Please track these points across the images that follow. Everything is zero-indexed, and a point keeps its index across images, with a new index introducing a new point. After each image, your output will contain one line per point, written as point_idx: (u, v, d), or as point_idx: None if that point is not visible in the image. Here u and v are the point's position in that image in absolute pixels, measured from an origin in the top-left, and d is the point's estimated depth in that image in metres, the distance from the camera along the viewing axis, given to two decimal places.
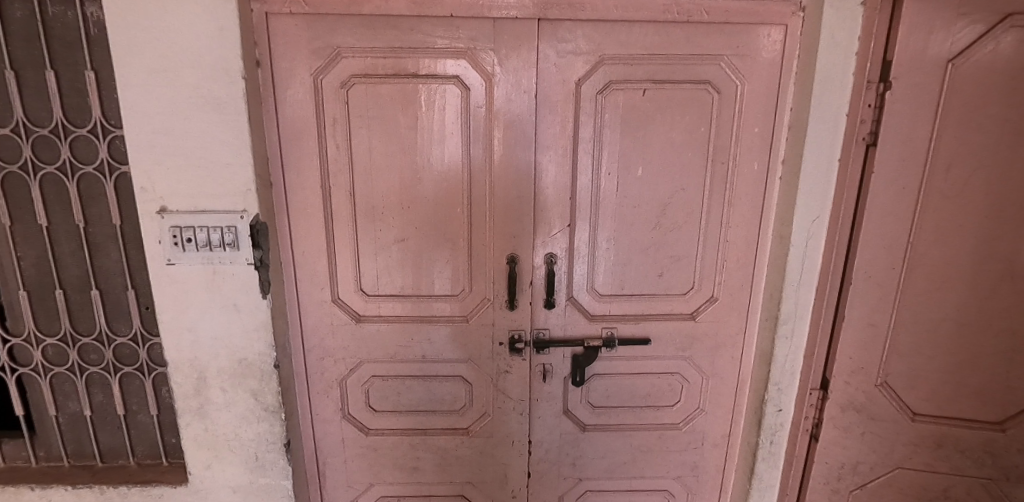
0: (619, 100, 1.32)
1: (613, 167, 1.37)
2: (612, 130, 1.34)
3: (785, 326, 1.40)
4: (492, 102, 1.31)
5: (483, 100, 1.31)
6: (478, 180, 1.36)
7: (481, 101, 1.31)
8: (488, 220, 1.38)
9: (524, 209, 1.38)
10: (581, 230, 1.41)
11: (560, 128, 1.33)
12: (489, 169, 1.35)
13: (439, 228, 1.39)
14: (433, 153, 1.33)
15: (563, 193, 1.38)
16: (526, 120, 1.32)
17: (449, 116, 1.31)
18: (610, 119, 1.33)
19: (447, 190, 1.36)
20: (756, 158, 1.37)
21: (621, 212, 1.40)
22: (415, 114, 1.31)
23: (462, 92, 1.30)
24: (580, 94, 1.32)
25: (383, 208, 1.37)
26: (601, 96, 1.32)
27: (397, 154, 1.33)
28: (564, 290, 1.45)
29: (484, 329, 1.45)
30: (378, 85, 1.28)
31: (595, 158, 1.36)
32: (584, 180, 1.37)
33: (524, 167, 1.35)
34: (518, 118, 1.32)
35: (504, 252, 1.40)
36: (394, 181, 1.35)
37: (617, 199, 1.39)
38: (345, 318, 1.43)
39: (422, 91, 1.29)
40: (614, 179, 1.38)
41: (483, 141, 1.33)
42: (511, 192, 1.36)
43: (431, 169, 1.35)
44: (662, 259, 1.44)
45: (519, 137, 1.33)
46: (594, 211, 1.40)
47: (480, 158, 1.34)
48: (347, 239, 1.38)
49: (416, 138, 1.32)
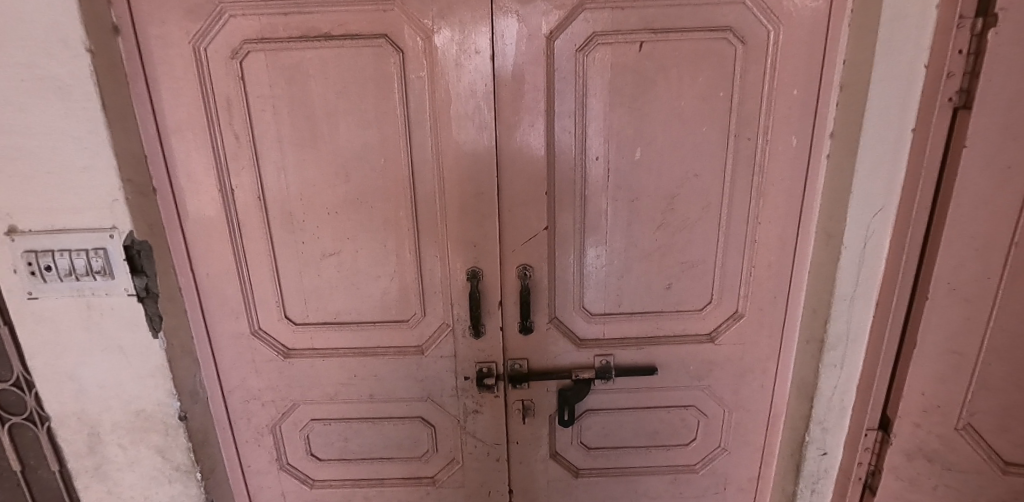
0: (607, 59, 0.98)
1: (602, 151, 1.03)
2: (599, 102, 1.00)
3: (834, 352, 1.08)
4: (436, 70, 0.97)
5: (422, 67, 0.97)
6: (423, 176, 1.03)
7: (420, 69, 0.97)
8: (440, 226, 1.06)
9: (485, 210, 1.05)
10: (564, 234, 1.08)
11: (528, 100, 0.99)
12: (438, 160, 1.02)
13: (378, 238, 1.07)
14: (362, 141, 1.01)
15: (537, 187, 1.04)
16: (484, 92, 0.98)
17: (378, 91, 0.98)
18: (597, 86, 0.99)
19: (384, 189, 1.04)
20: (795, 133, 1.02)
21: (615, 209, 1.07)
22: (333, 90, 0.98)
23: (392, 56, 0.96)
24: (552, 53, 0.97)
25: (304, 216, 1.05)
26: (583, 55, 0.97)
27: (314, 144, 1.01)
28: (543, 311, 1.13)
29: (445, 361, 1.15)
30: (281, 52, 0.96)
31: (577, 141, 1.02)
32: (564, 169, 1.04)
33: (483, 157, 1.02)
34: (471, 89, 0.98)
35: (463, 266, 1.08)
36: (315, 180, 1.03)
37: (609, 194, 1.06)
38: (271, 353, 1.14)
39: (339, 58, 0.96)
40: (603, 166, 1.04)
41: (427, 123, 1.00)
42: (467, 189, 1.03)
43: (362, 162, 1.02)
44: (670, 267, 1.11)
45: (474, 116, 1.00)
46: (579, 208, 1.06)
47: (425, 145, 1.01)
48: (262, 256, 1.08)
49: (337, 123, 1.00)
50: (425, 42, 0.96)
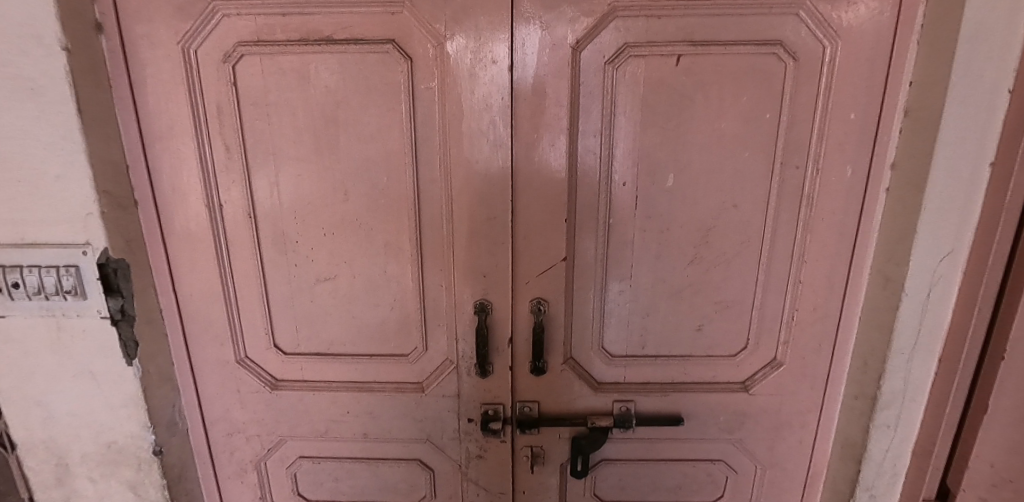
0: (639, 73, 0.87)
1: (630, 175, 0.92)
2: (628, 120, 0.89)
3: (887, 411, 0.96)
4: (447, 79, 0.87)
5: (433, 77, 0.87)
6: (429, 197, 0.93)
7: (430, 78, 0.87)
8: (447, 252, 0.95)
9: (497, 237, 0.94)
10: (583, 266, 0.97)
11: (549, 117, 0.89)
12: (447, 180, 0.92)
13: (377, 263, 0.97)
14: (363, 156, 0.91)
15: (555, 213, 0.93)
16: (500, 106, 0.88)
17: (384, 101, 0.88)
18: (627, 103, 0.88)
19: (386, 210, 0.94)
20: (849, 162, 0.91)
21: (642, 241, 0.95)
22: (334, 99, 0.89)
23: (399, 64, 0.86)
24: (578, 64, 0.87)
25: (297, 236, 0.96)
26: (613, 67, 0.86)
27: (311, 158, 0.92)
28: (557, 349, 1.01)
29: (447, 401, 1.03)
30: (278, 56, 0.87)
31: (602, 163, 0.91)
32: (586, 194, 0.93)
33: (496, 178, 0.91)
34: (485, 102, 0.88)
35: (471, 298, 0.97)
36: (310, 197, 0.94)
37: (636, 224, 0.95)
38: (257, 384, 1.04)
39: (341, 63, 0.87)
40: (631, 192, 0.93)
41: (435, 139, 0.90)
42: (476, 213, 0.93)
43: (362, 180, 0.92)
44: (702, 306, 1.00)
45: (488, 131, 0.89)
46: (602, 237, 0.95)
47: (432, 162, 0.91)
48: (251, 278, 0.98)
49: (335, 135, 0.90)
50: (435, 48, 0.86)
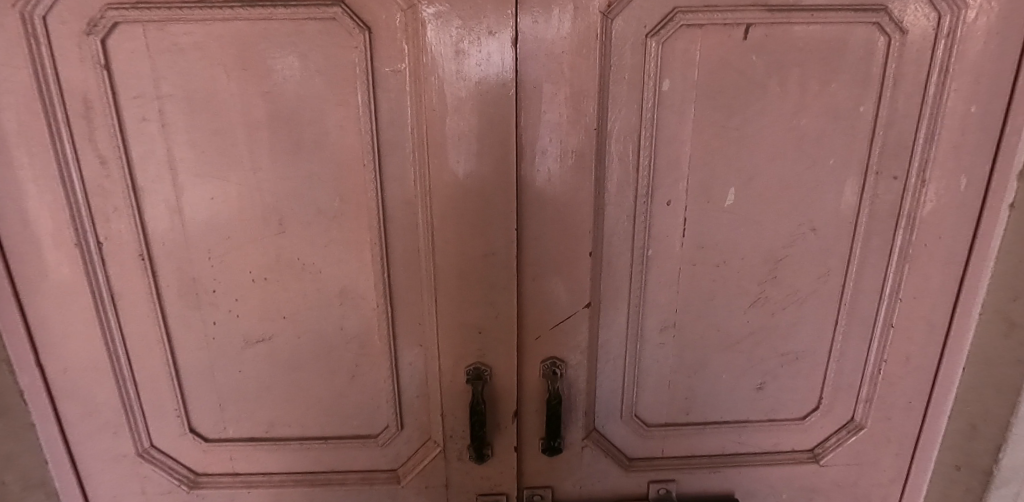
0: (694, 52, 0.62)
1: (678, 192, 0.67)
2: (676, 117, 0.64)
3: (1005, 488, 0.76)
4: (422, 58, 0.59)
5: (403, 57, 0.60)
6: (400, 227, 0.66)
7: (398, 56, 0.60)
8: (426, 303, 0.69)
9: (496, 280, 0.68)
10: (611, 313, 0.72)
11: (569, 112, 0.63)
12: (424, 203, 0.65)
13: (330, 318, 0.70)
14: (304, 171, 0.64)
15: (575, 245, 0.68)
16: (499, 97, 0.61)
17: (330, 92, 0.61)
18: (676, 93, 0.63)
19: (340, 246, 0.67)
20: (964, 170, 0.68)
21: (689, 278, 0.71)
22: (257, 89, 0.61)
23: (352, 37, 0.59)
24: (611, 36, 0.60)
25: (216, 285, 0.68)
26: (658, 41, 0.61)
27: (226, 174, 0.64)
28: (576, 422, 0.76)
29: (430, 494, 0.78)
30: (172, 27, 0.59)
31: (639, 175, 0.66)
32: (617, 218, 0.68)
33: (495, 201, 0.65)
34: (478, 91, 0.61)
35: (461, 362, 0.71)
36: (229, 230, 0.66)
37: (683, 257, 0.70)
38: (170, 482, 0.76)
39: (266, 36, 0.59)
40: (678, 215, 0.68)
41: (407, 145, 0.63)
42: (467, 249, 0.66)
43: (303, 204, 0.65)
44: (764, 360, 0.76)
45: (482, 134, 0.62)
46: (637, 276, 0.70)
47: (404, 179, 0.64)
48: (153, 343, 0.70)
49: (262, 142, 0.63)
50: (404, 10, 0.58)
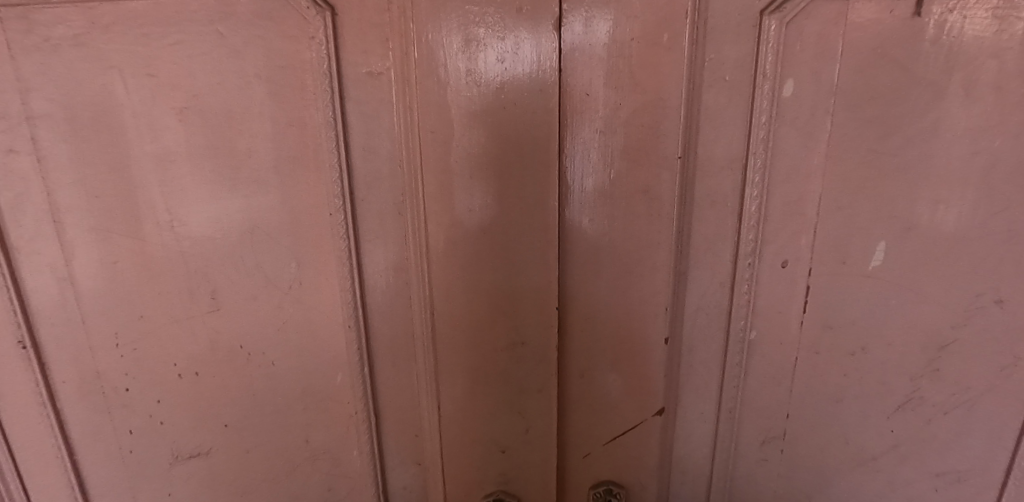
0: (831, 38, 0.38)
1: (799, 250, 0.44)
2: (803, 137, 0.41)
3: None
4: (414, 52, 0.38)
5: (387, 55, 0.39)
6: (386, 301, 0.45)
7: (377, 51, 0.39)
8: (425, 407, 0.48)
9: (526, 380, 0.46)
10: (690, 416, 0.51)
11: (638, 132, 0.40)
12: (420, 270, 0.44)
13: (289, 426, 0.49)
14: (243, 223, 0.43)
15: (643, 328, 0.46)
16: (533, 114, 0.40)
17: (277, 106, 0.40)
18: (805, 101, 0.40)
19: (301, 329, 0.46)
20: None
21: (808, 372, 0.48)
22: (171, 104, 0.40)
23: (306, 22, 0.38)
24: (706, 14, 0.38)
25: (129, 381, 0.48)
26: (780, 21, 0.38)
27: (134, 227, 0.44)
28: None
29: None
30: (39, 13, 0.38)
31: (743, 226, 0.43)
32: (705, 287, 0.46)
33: (525, 267, 0.43)
34: (500, 105, 0.39)
35: (477, 490, 0.50)
36: (143, 306, 0.46)
37: (800, 344, 0.47)
38: None
39: (182, 24, 0.39)
40: (797, 284, 0.45)
41: (393, 184, 0.42)
42: (483, 336, 0.45)
43: (245, 269, 0.45)
44: (920, 490, 0.50)
45: (506, 169, 0.41)
46: (731, 372, 0.48)
47: (390, 233, 0.43)
48: (51, 457, 0.51)
49: (182, 181, 0.42)
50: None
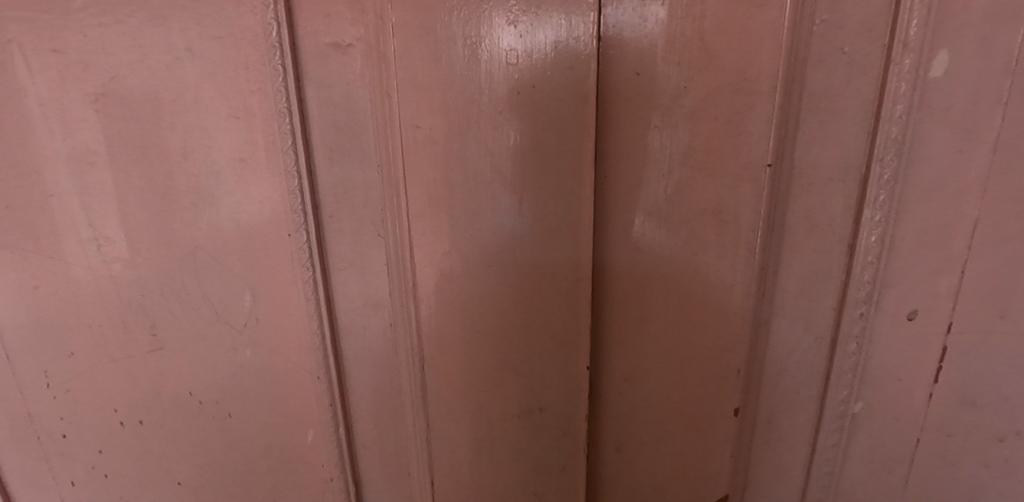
0: None
1: (940, 307, 0.27)
2: (961, 133, 0.24)
3: None
4: (391, 17, 0.27)
5: (356, 18, 0.28)
6: (363, 347, 0.35)
7: (345, 13, 0.28)
8: (417, 479, 0.38)
9: (547, 458, 0.36)
10: None
11: (709, 130, 0.28)
12: (406, 311, 0.33)
13: (253, 488, 0.40)
14: (185, 242, 0.34)
15: (704, 398, 0.34)
16: (558, 106, 0.28)
17: (220, 94, 0.31)
18: (969, 76, 0.24)
19: (262, 376, 0.36)
20: None
21: (936, 499, 0.30)
22: (84, 90, 0.31)
23: None
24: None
25: (65, 427, 0.39)
26: None
27: (52, 244, 0.34)
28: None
29: None
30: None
31: (854, 262, 0.28)
32: (790, 347, 0.31)
33: (547, 313, 0.32)
34: (513, 92, 0.28)
35: None
36: (74, 342, 0.37)
37: (926, 448, 0.30)
38: None
39: None
40: (931, 358, 0.28)
41: (370, 197, 0.31)
42: (490, 399, 0.35)
43: (189, 302, 0.35)
44: None
45: (521, 179, 0.30)
46: (821, 463, 0.32)
47: (366, 260, 0.33)
48: None
49: (106, 190, 0.33)
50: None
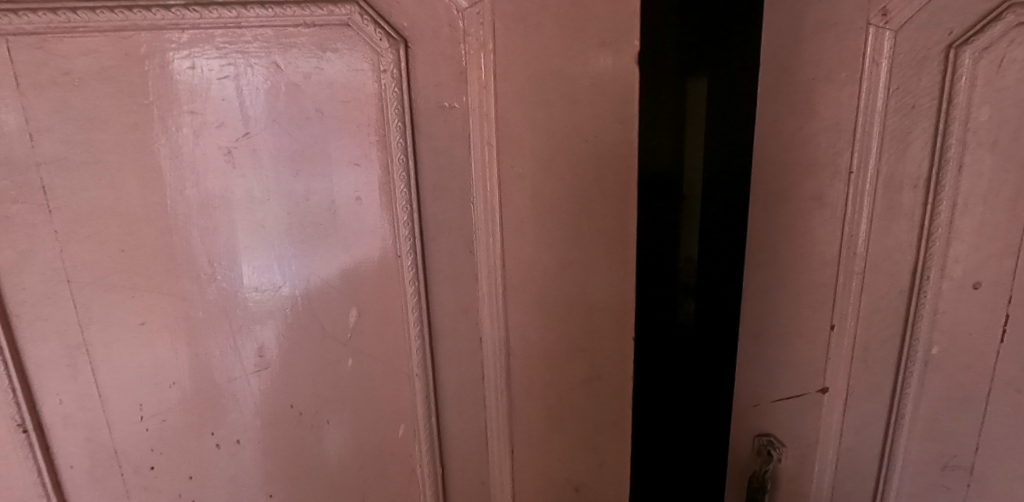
0: None
1: (1000, 266, 0.29)
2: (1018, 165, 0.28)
3: None
4: (497, 71, 0.33)
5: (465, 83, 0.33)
6: (452, 349, 0.39)
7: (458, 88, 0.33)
8: (493, 461, 0.42)
9: (603, 420, 0.39)
10: (839, 424, 0.34)
11: (801, 148, 0.32)
12: (493, 311, 0.38)
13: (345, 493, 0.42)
14: (303, 265, 0.37)
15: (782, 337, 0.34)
16: (613, 150, 0.33)
17: (340, 146, 0.34)
18: (1012, 122, 0.27)
19: (362, 381, 0.40)
20: None
21: (1013, 425, 0.30)
22: (228, 133, 0.34)
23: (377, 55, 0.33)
24: (898, 28, 0.28)
25: (158, 460, 0.41)
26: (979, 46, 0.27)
27: (168, 277, 0.37)
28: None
29: None
30: (59, 44, 0.32)
31: (925, 246, 0.30)
32: (881, 308, 0.32)
33: (609, 292, 0.36)
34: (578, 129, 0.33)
35: None
36: (167, 369, 0.39)
37: (997, 395, 0.30)
38: None
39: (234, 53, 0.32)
40: (997, 318, 0.30)
41: (467, 220, 0.36)
42: (557, 384, 0.39)
43: (305, 321, 0.38)
44: None
45: (589, 196, 0.35)
46: (906, 381, 0.32)
47: (461, 273, 0.37)
48: None
49: (234, 224, 0.36)
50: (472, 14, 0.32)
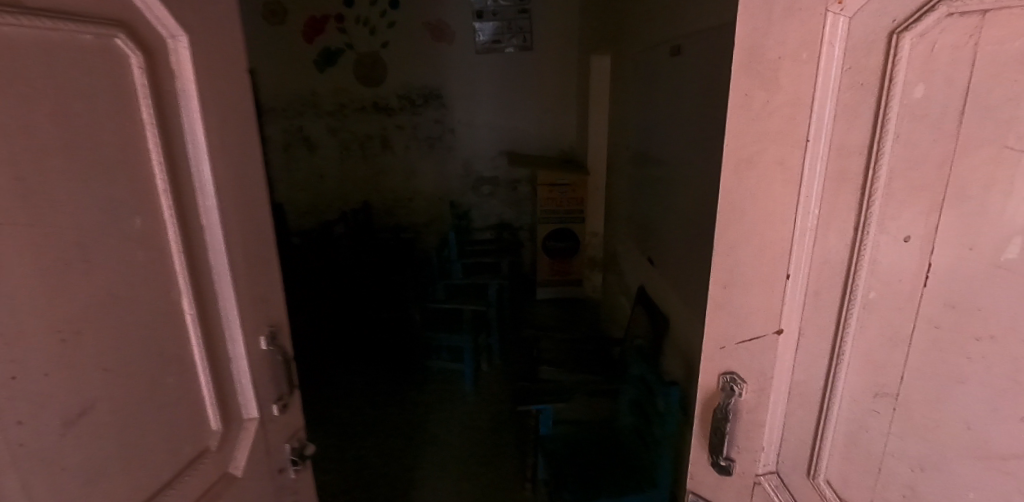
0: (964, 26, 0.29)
1: (923, 220, 0.33)
2: (942, 135, 0.31)
3: None
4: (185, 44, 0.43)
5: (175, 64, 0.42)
6: (195, 236, 0.45)
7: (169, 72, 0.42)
8: (236, 342, 0.51)
9: (261, 245, 0.54)
10: (794, 350, 0.43)
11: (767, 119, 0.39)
12: (205, 183, 0.45)
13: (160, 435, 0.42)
14: (99, 200, 0.35)
15: (751, 278, 0.43)
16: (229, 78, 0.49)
17: (118, 137, 0.36)
18: (939, 96, 0.30)
19: (142, 282, 0.39)
20: None
21: (929, 364, 0.34)
22: (42, 110, 0.31)
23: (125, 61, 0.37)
24: (852, 16, 0.34)
25: None
26: (913, 32, 0.31)
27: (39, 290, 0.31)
28: (706, 497, 0.53)
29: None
30: None
31: (865, 203, 0.35)
32: (829, 256, 0.38)
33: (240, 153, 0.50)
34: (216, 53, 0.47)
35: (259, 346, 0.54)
36: (69, 401, 0.33)
37: (921, 331, 0.34)
38: None
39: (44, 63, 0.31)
40: (918, 266, 0.33)
41: (177, 128, 0.43)
42: (248, 242, 0.52)
43: (97, 254, 0.35)
44: None
45: (244, 140, 0.51)
46: (845, 315, 0.38)
47: (177, 158, 0.42)
48: None
49: (70, 188, 0.33)
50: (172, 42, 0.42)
